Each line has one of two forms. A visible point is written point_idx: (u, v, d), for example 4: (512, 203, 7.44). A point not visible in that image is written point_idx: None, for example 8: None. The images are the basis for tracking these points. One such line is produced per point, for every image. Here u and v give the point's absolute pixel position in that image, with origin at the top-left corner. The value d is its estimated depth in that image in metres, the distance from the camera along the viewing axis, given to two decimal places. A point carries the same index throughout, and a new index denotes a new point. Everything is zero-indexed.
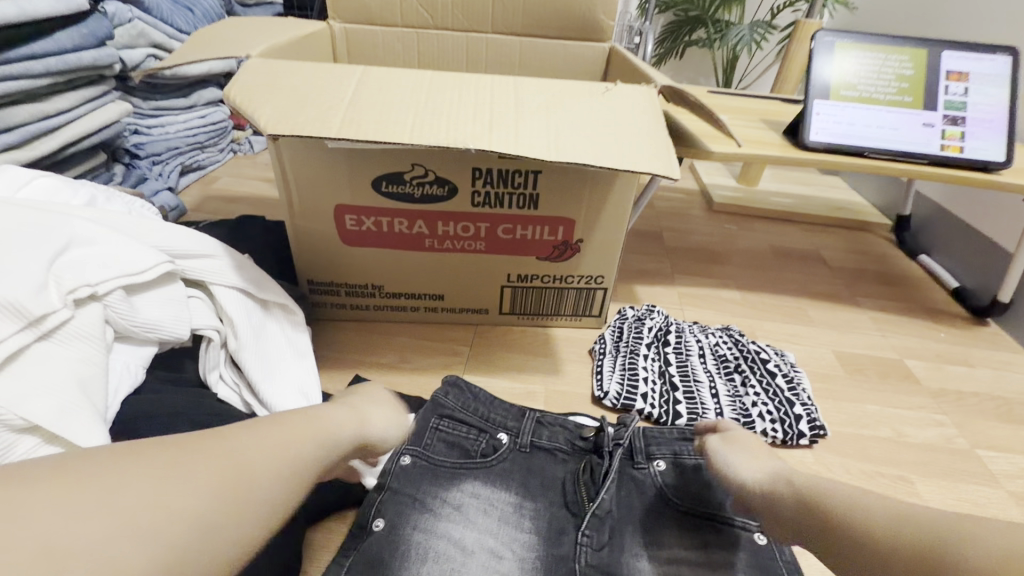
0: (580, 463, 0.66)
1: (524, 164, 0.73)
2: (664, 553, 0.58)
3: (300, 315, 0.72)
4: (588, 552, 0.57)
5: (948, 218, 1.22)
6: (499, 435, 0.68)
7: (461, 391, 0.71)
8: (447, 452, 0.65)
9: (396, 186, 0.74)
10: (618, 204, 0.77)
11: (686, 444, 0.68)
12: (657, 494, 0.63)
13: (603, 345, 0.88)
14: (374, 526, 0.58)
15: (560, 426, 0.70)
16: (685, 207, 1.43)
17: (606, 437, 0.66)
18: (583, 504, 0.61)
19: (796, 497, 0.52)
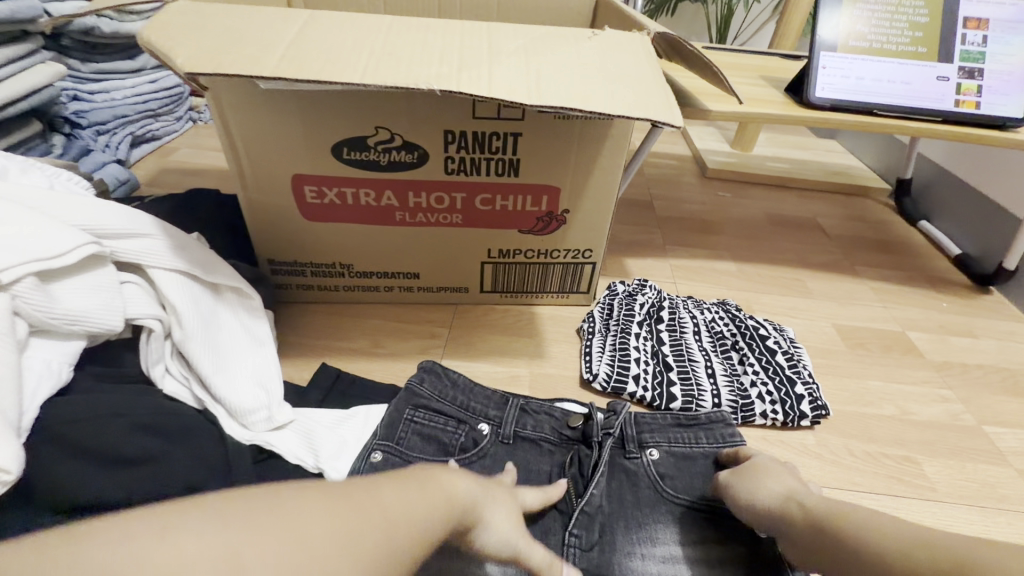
0: (568, 454, 0.62)
1: (502, 126, 0.65)
2: (659, 552, 0.54)
3: (257, 300, 0.65)
4: (577, 554, 0.53)
5: (952, 182, 1.16)
6: (480, 427, 0.63)
7: (438, 377, 0.65)
8: (423, 446, 0.60)
9: (358, 152, 0.66)
10: (607, 172, 0.70)
11: (680, 431, 0.63)
12: (649, 486, 0.59)
13: (592, 323, 0.82)
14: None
15: (546, 413, 0.65)
16: (677, 174, 1.36)
17: (595, 427, 0.62)
18: (571, 500, 0.57)
19: (821, 521, 0.47)
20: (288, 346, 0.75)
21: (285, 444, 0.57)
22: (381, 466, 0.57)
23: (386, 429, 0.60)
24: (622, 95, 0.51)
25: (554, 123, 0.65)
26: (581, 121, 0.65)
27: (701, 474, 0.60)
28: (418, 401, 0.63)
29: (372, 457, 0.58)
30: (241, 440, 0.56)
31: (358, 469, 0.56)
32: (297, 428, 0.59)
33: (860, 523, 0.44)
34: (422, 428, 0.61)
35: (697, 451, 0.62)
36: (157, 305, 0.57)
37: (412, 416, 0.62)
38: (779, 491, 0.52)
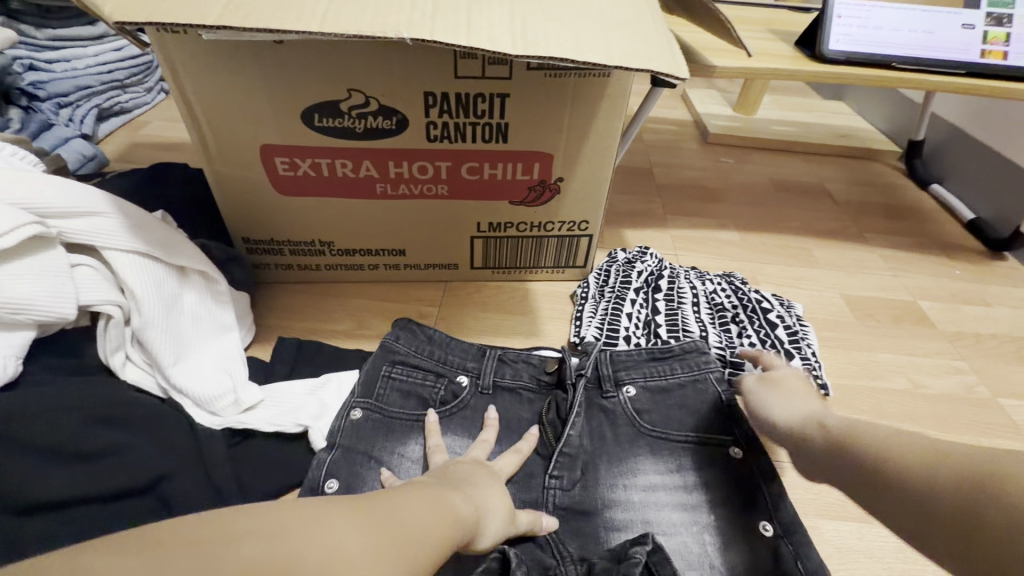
0: (546, 401, 0.62)
1: (488, 86, 0.59)
2: (641, 481, 0.56)
3: (224, 285, 0.61)
4: (558, 494, 0.54)
5: (966, 142, 1.10)
6: (458, 378, 0.62)
7: (414, 334, 0.64)
8: (403, 402, 0.59)
9: (331, 119, 0.60)
10: (604, 137, 0.65)
11: (656, 364, 0.63)
12: (628, 423, 0.59)
13: (586, 288, 0.79)
14: (329, 487, 0.52)
15: (524, 362, 0.65)
16: (677, 139, 1.29)
17: (569, 369, 0.61)
18: (552, 443, 0.58)
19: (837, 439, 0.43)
20: (268, 327, 0.71)
21: (257, 420, 0.56)
22: (361, 423, 0.57)
23: (363, 386, 0.59)
24: (618, 47, 0.45)
25: (544, 81, 0.59)
26: (575, 80, 0.59)
27: (679, 404, 0.60)
28: (395, 357, 0.62)
29: (351, 415, 0.57)
30: (212, 426, 0.55)
31: (340, 428, 0.56)
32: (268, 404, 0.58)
33: (881, 444, 0.38)
34: (400, 383, 0.61)
35: (673, 382, 0.61)
36: (115, 289, 0.54)
37: (390, 372, 0.61)
38: (798, 416, 0.49)
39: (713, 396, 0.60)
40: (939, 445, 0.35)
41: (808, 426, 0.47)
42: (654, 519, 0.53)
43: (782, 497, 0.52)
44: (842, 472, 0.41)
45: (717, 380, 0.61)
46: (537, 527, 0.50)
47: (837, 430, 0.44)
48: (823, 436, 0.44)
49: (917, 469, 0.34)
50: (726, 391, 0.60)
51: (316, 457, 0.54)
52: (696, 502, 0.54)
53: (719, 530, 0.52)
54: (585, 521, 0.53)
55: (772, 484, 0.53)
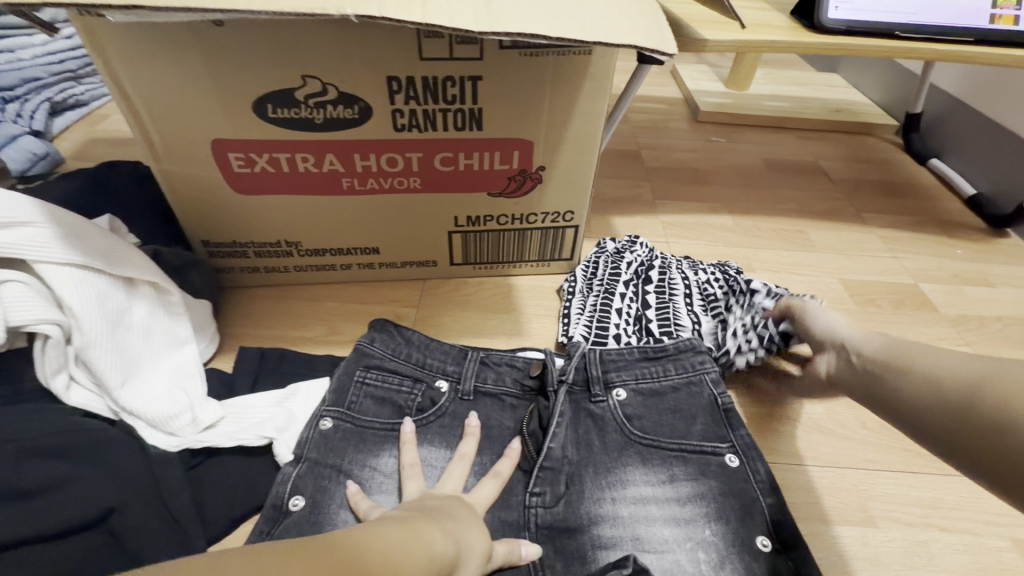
0: (530, 409, 0.58)
1: (458, 68, 0.53)
2: (630, 494, 0.52)
3: (178, 295, 0.57)
4: (540, 513, 0.51)
5: (965, 114, 1.06)
6: (437, 384, 0.58)
7: (391, 336, 0.61)
8: (377, 410, 0.56)
9: (286, 110, 0.54)
10: (587, 120, 0.60)
11: (649, 365, 0.60)
12: (617, 429, 0.56)
13: (574, 283, 0.74)
14: (294, 505, 0.49)
15: (508, 365, 0.61)
16: (666, 119, 1.24)
17: (550, 374, 0.57)
18: (533, 457, 0.54)
19: (861, 354, 0.46)
20: (234, 335, 0.66)
21: (219, 436, 0.53)
22: (332, 434, 0.53)
23: (334, 394, 0.56)
24: (595, 18, 0.40)
25: (520, 61, 0.54)
26: (553, 59, 0.54)
27: (671, 409, 0.57)
28: (370, 362, 0.59)
29: (322, 424, 0.54)
30: (168, 448, 0.51)
31: (308, 439, 0.53)
32: (231, 420, 0.54)
33: (897, 356, 0.41)
34: (375, 389, 0.57)
35: (666, 384, 0.58)
36: (52, 306, 0.49)
37: (363, 378, 0.57)
38: (837, 337, 0.51)
39: (707, 399, 0.57)
40: (959, 355, 0.35)
41: (840, 354, 0.49)
42: (644, 535, 0.49)
43: (779, 509, 0.49)
44: (869, 397, 0.43)
45: (714, 380, 0.59)
46: (514, 557, 0.46)
47: (878, 360, 0.43)
48: (853, 365, 0.46)
49: (915, 378, 0.37)
50: (723, 394, 0.57)
51: (282, 472, 0.51)
52: (690, 516, 0.50)
53: (714, 546, 0.48)
54: (570, 539, 0.49)
55: (769, 495, 0.50)
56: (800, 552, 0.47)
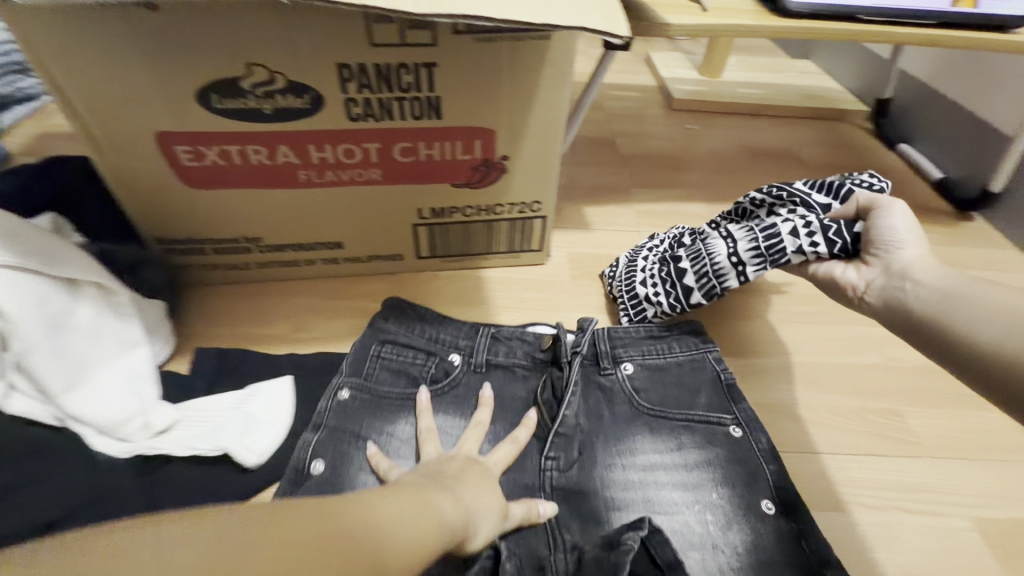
0: (541, 378, 0.59)
1: (411, 54, 0.51)
2: (640, 460, 0.54)
3: (125, 296, 0.54)
4: (555, 476, 0.52)
5: (933, 98, 1.07)
6: (450, 357, 0.59)
7: (404, 313, 0.62)
8: (393, 380, 0.57)
9: (233, 100, 0.52)
10: (549, 108, 0.58)
11: (655, 342, 0.61)
12: (625, 401, 0.58)
13: (615, 268, 0.73)
14: (313, 469, 0.50)
15: (518, 339, 0.61)
16: (642, 106, 1.23)
17: (563, 347, 0.58)
18: (547, 424, 0.55)
19: (910, 279, 0.47)
20: (193, 334, 0.64)
21: (171, 442, 0.51)
22: (349, 402, 0.55)
23: (352, 364, 0.57)
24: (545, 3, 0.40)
25: (475, 47, 0.52)
26: (508, 44, 0.53)
27: (676, 383, 0.59)
28: (385, 337, 0.60)
29: (339, 394, 0.55)
30: (118, 455, 0.49)
31: (327, 407, 0.54)
32: (187, 424, 0.53)
33: (958, 300, 0.43)
34: (390, 361, 0.58)
35: (671, 360, 0.60)
36: None
37: (379, 352, 0.59)
38: (896, 258, 0.49)
39: (711, 375, 0.59)
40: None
41: (892, 282, 0.48)
42: (654, 497, 0.52)
43: (781, 475, 0.52)
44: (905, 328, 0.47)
45: (715, 358, 0.61)
46: (533, 516, 0.47)
47: (924, 293, 0.46)
48: (906, 298, 0.47)
49: (968, 326, 0.42)
50: (724, 370, 0.60)
51: (302, 437, 0.52)
52: (698, 480, 0.52)
53: (721, 508, 0.50)
54: (584, 500, 0.51)
55: (771, 463, 0.53)
56: (802, 514, 0.49)
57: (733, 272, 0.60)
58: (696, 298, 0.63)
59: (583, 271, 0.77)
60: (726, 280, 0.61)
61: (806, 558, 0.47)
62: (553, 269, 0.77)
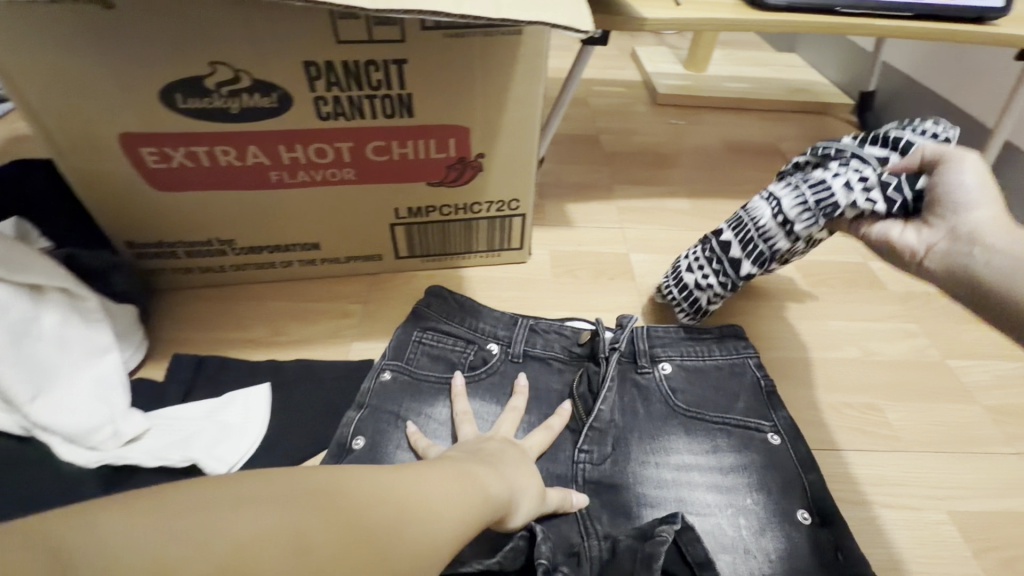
0: (577, 372, 0.61)
1: (379, 51, 0.51)
2: (674, 460, 0.54)
3: (95, 301, 0.53)
4: (588, 468, 0.53)
5: (915, 91, 1.07)
6: (488, 346, 0.62)
7: (446, 301, 0.64)
8: (432, 366, 0.60)
9: (197, 99, 0.51)
10: (524, 105, 0.58)
11: (694, 344, 0.62)
12: (661, 400, 0.58)
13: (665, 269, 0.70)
14: (356, 444, 0.53)
15: (556, 332, 0.64)
16: (626, 102, 1.23)
17: (602, 343, 0.60)
18: (581, 417, 0.57)
19: (992, 248, 0.40)
20: (167, 339, 0.63)
21: (142, 452, 0.49)
22: (390, 385, 0.58)
23: (394, 350, 0.60)
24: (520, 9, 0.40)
25: (445, 43, 0.51)
26: (479, 40, 0.52)
27: (714, 386, 0.59)
28: (426, 324, 0.62)
29: (381, 376, 0.58)
30: (87, 464, 0.48)
31: (369, 389, 0.57)
32: (159, 433, 0.51)
33: None
34: (430, 348, 0.61)
35: (709, 363, 0.61)
36: None
37: (420, 338, 0.61)
38: (964, 218, 0.42)
39: (751, 381, 0.60)
40: None
41: (959, 245, 0.42)
42: (687, 497, 0.52)
43: (820, 485, 0.52)
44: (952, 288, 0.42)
45: (755, 365, 0.61)
46: (566, 505, 0.49)
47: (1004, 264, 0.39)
48: (974, 265, 0.41)
49: None
50: (765, 377, 0.60)
51: (346, 415, 0.55)
52: (733, 484, 0.53)
53: (755, 513, 0.50)
54: (615, 493, 0.52)
55: (807, 470, 0.53)
56: (837, 526, 0.49)
57: (782, 235, 0.57)
58: (747, 269, 0.60)
59: (564, 268, 0.77)
60: (776, 244, 0.58)
61: (843, 572, 0.46)
62: (534, 267, 0.76)
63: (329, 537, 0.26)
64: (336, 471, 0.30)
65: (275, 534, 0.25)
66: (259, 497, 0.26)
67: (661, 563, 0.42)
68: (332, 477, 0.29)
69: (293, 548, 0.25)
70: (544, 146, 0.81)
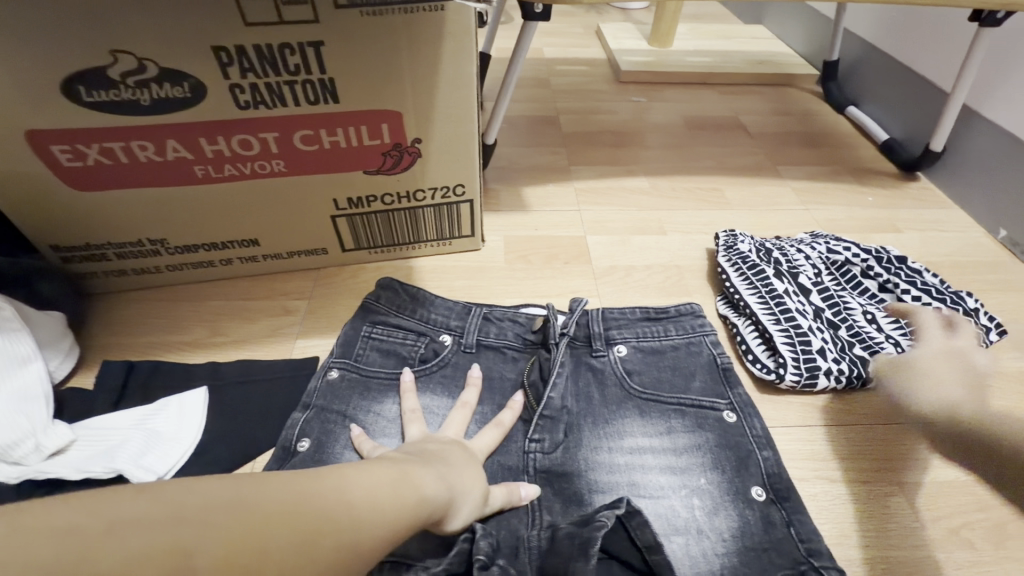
0: (531, 359, 0.59)
1: (295, 33, 0.48)
2: (627, 444, 0.53)
3: (9, 309, 0.51)
4: (538, 458, 0.51)
5: (877, 57, 1.04)
6: (440, 338, 0.60)
7: (396, 293, 0.62)
8: (382, 361, 0.58)
9: (103, 92, 0.48)
10: (457, 85, 0.56)
11: (650, 325, 0.61)
12: (616, 383, 0.57)
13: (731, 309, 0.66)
14: (300, 447, 0.51)
15: (510, 320, 0.62)
16: (589, 81, 1.20)
17: (553, 328, 0.58)
18: (533, 406, 0.55)
19: None
20: (102, 346, 0.61)
21: (65, 466, 0.47)
22: (338, 383, 0.56)
23: (341, 347, 0.58)
24: None
25: (363, 22, 0.49)
26: (399, 18, 0.49)
27: (670, 367, 0.58)
28: (375, 317, 0.61)
29: (328, 375, 0.56)
30: (7, 481, 0.45)
31: (315, 388, 0.55)
32: (84, 445, 0.49)
33: None
34: (380, 343, 0.59)
35: (665, 344, 0.60)
36: None
37: (369, 333, 0.60)
38: None
39: (707, 359, 0.59)
40: None
41: None
42: (640, 481, 0.50)
43: (775, 462, 0.51)
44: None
45: (712, 343, 0.60)
46: (514, 498, 0.46)
47: None
48: None
49: None
50: (720, 355, 0.59)
51: (291, 417, 0.53)
52: (687, 464, 0.51)
53: (708, 493, 0.49)
54: (567, 482, 0.50)
55: (762, 450, 0.52)
56: (793, 502, 0.48)
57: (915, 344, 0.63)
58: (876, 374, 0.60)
59: (518, 254, 0.75)
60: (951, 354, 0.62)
61: (795, 547, 0.45)
62: (487, 254, 0.75)
63: (219, 561, 0.23)
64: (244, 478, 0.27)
65: (155, 557, 0.22)
66: (138, 515, 0.23)
67: (599, 548, 0.40)
68: (237, 484, 0.27)
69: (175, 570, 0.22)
70: (494, 128, 0.79)
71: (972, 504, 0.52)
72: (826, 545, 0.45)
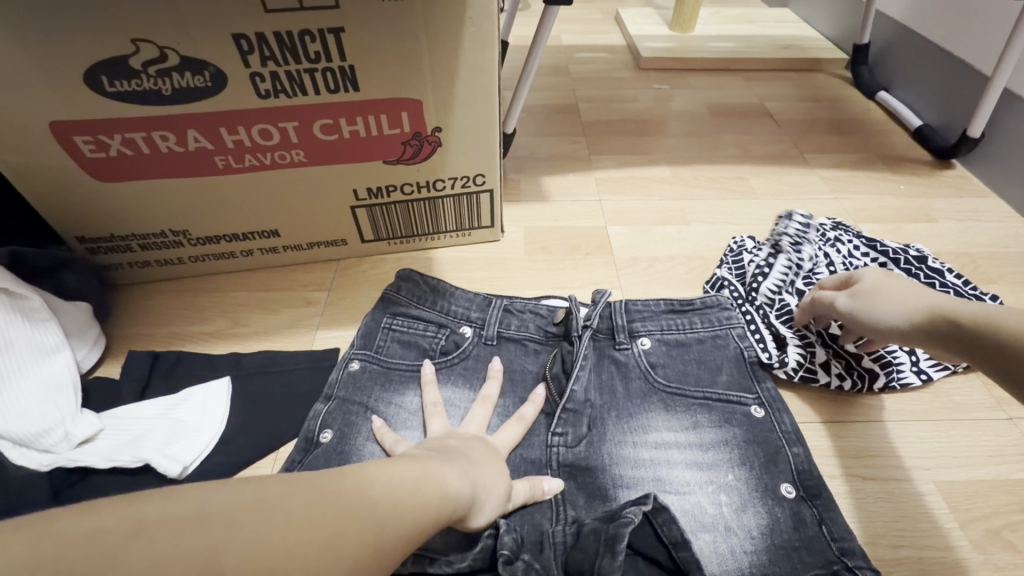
0: (553, 352, 0.58)
1: (314, 19, 0.47)
2: (652, 439, 0.52)
3: (38, 300, 0.51)
4: (561, 451, 0.51)
5: (911, 40, 1.00)
6: (461, 330, 0.59)
7: (417, 284, 0.62)
8: (403, 353, 0.57)
9: (125, 82, 0.48)
10: (477, 70, 0.54)
11: (674, 317, 0.60)
12: (640, 376, 0.56)
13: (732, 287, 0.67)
14: (323, 438, 0.50)
15: (531, 312, 0.61)
16: (609, 68, 1.17)
17: (575, 321, 0.57)
18: (556, 400, 0.54)
19: None
20: (128, 336, 0.61)
21: (94, 454, 0.48)
22: (359, 374, 0.55)
23: (363, 338, 0.58)
24: None
25: (382, 7, 0.48)
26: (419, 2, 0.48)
27: (695, 360, 0.57)
28: (396, 309, 0.60)
29: (350, 366, 0.56)
30: (38, 468, 0.46)
31: (337, 379, 0.55)
32: (112, 433, 0.50)
33: None
34: (401, 335, 0.59)
35: (691, 336, 0.58)
36: None
37: (390, 324, 0.59)
38: None
39: (733, 353, 0.57)
40: None
41: None
42: (665, 476, 0.49)
43: (805, 459, 0.49)
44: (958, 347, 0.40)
45: (738, 336, 0.58)
46: (537, 493, 0.46)
47: None
48: None
49: None
50: (748, 348, 0.57)
51: (313, 408, 0.53)
52: (714, 460, 0.50)
53: (736, 490, 0.48)
54: (591, 477, 0.49)
55: (793, 446, 0.50)
56: (825, 500, 0.47)
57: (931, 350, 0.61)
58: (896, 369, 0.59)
59: (538, 245, 0.74)
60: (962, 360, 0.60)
61: (827, 546, 0.44)
62: (506, 245, 0.74)
63: (245, 561, 0.23)
64: (265, 477, 0.27)
65: (180, 555, 0.22)
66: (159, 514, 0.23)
67: (625, 544, 0.39)
68: (257, 484, 0.26)
69: (202, 567, 0.22)
70: (513, 118, 0.78)
71: (1011, 506, 0.50)
72: (858, 544, 0.44)
